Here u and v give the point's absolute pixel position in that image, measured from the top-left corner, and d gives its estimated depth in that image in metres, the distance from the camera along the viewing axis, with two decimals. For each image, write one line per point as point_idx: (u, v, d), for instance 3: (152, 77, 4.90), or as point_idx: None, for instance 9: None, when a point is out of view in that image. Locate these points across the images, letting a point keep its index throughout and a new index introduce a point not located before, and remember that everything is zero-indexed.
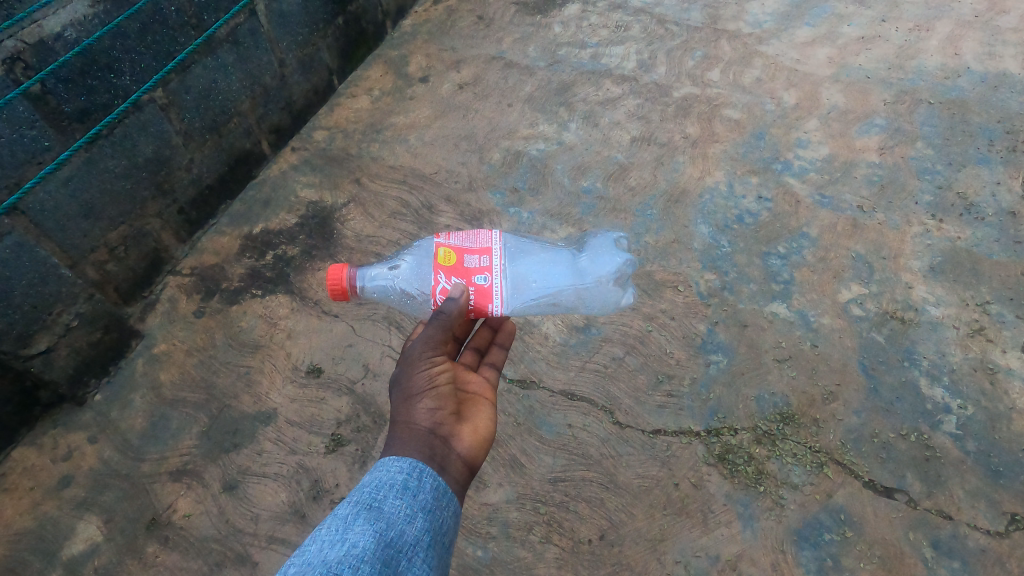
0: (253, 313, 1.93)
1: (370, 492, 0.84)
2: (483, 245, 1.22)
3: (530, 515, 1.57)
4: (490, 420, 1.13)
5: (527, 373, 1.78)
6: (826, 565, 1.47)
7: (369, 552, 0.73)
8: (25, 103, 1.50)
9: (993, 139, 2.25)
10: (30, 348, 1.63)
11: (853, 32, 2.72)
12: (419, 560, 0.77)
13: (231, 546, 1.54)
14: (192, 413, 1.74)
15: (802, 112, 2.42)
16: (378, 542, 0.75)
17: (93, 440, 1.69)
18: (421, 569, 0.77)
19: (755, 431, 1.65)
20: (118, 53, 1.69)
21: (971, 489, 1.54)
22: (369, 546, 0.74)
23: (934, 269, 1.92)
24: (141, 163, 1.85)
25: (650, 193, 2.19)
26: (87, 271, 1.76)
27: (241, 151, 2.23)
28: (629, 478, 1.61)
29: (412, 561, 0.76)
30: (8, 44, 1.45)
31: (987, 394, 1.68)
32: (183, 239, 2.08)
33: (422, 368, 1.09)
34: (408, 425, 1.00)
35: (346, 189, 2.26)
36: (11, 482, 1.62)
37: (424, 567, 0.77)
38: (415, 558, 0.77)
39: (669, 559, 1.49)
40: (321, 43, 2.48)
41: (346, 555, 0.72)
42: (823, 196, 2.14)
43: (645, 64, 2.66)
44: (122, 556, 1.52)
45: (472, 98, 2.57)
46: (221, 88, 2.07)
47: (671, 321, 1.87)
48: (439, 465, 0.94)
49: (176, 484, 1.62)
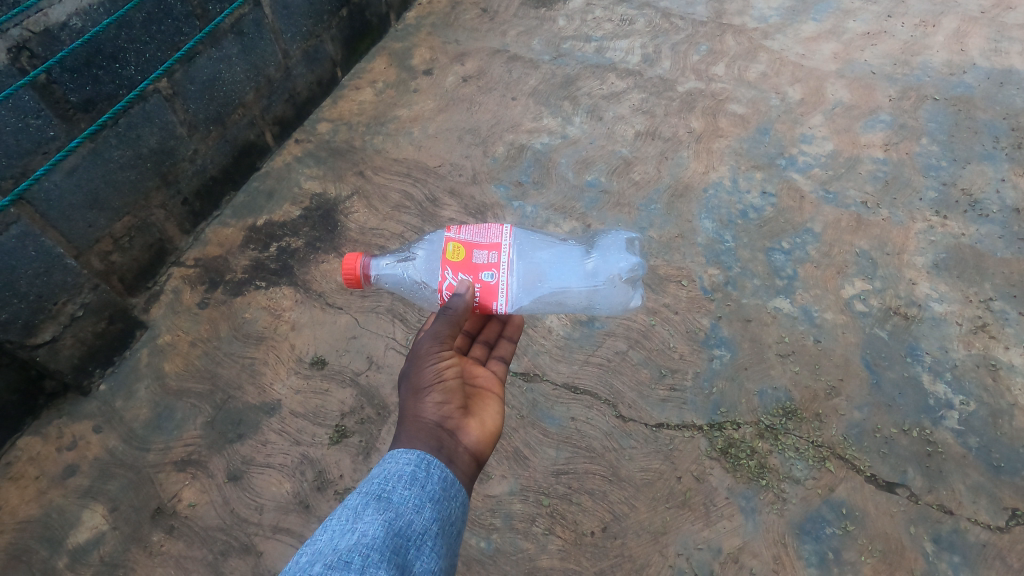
0: (257, 305, 1.93)
1: (379, 483, 0.85)
2: (492, 240, 1.19)
3: (533, 507, 1.57)
4: (497, 414, 1.14)
5: (530, 367, 1.79)
6: (827, 558, 1.47)
7: (379, 540, 0.74)
8: (31, 93, 1.49)
9: (999, 136, 2.25)
10: (36, 338, 1.62)
11: (858, 28, 2.71)
12: (428, 548, 0.78)
13: (236, 536, 1.55)
14: (196, 404, 1.74)
15: (806, 108, 2.41)
16: (387, 531, 0.76)
17: (97, 429, 1.70)
18: (430, 557, 0.78)
19: (758, 425, 1.66)
20: (123, 43, 1.68)
21: (972, 484, 1.55)
22: (379, 535, 0.75)
23: (938, 266, 1.92)
24: (146, 154, 1.85)
25: (654, 188, 2.19)
26: (92, 262, 1.78)
27: (245, 143, 2.23)
28: (631, 471, 1.61)
29: (421, 549, 0.77)
30: (13, 33, 1.43)
31: (989, 390, 1.68)
32: (187, 230, 2.08)
33: (430, 363, 1.09)
34: (416, 418, 1.00)
35: (350, 181, 2.26)
36: (17, 470, 1.63)
37: (433, 556, 0.78)
38: (424, 546, 0.78)
39: (670, 551, 1.50)
40: (325, 35, 2.47)
41: (356, 543, 0.72)
42: (827, 192, 2.13)
43: (650, 59, 2.65)
44: (127, 544, 1.53)
45: (477, 91, 2.57)
46: (226, 79, 2.06)
47: (674, 315, 1.87)
48: (446, 457, 0.95)
49: (181, 474, 1.63)
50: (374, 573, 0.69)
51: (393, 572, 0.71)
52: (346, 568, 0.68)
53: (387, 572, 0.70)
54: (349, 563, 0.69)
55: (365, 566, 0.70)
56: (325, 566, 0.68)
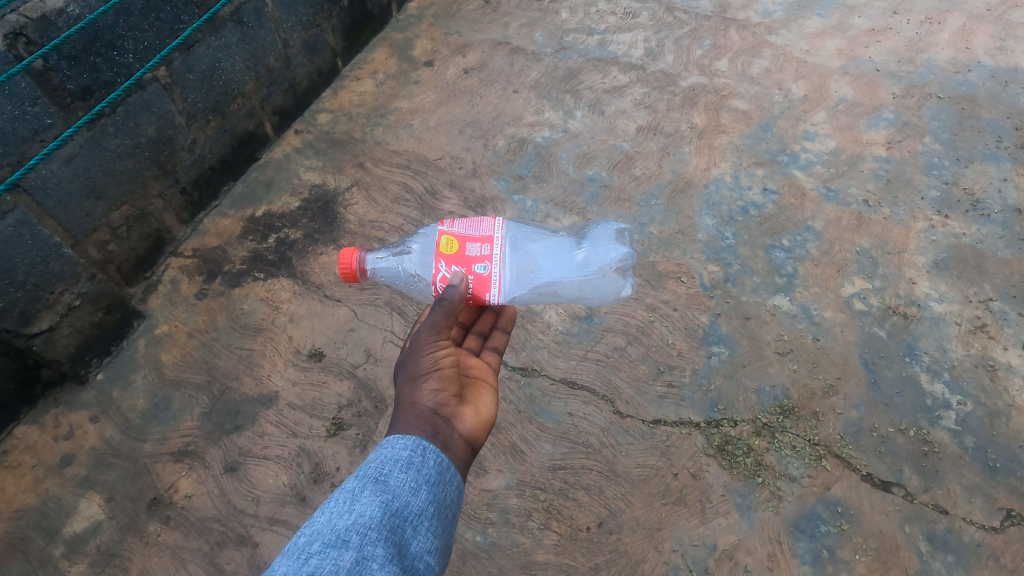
0: (255, 296, 1.93)
1: (376, 466, 0.85)
2: (485, 233, 1.20)
3: (529, 501, 1.58)
4: (492, 403, 1.13)
5: (528, 361, 1.79)
6: (822, 556, 1.48)
7: (376, 520, 0.75)
8: (28, 79, 1.48)
9: (1003, 135, 2.24)
10: (33, 327, 1.62)
11: (864, 24, 2.69)
12: (424, 529, 0.79)
13: (232, 527, 1.55)
14: (193, 395, 1.74)
15: (809, 105, 2.40)
16: (384, 511, 0.77)
17: (94, 419, 1.70)
18: (426, 538, 0.79)
19: (755, 423, 1.66)
20: (121, 30, 1.66)
21: (968, 485, 1.55)
22: (375, 515, 0.76)
23: (939, 265, 1.92)
24: (144, 143, 1.83)
25: (654, 183, 2.18)
26: (89, 251, 1.77)
27: (244, 133, 2.21)
28: (628, 467, 1.62)
29: (417, 529, 0.78)
30: (10, 19, 1.43)
31: (986, 390, 1.68)
32: (185, 220, 2.07)
33: (427, 351, 1.09)
34: (412, 405, 1.00)
35: (349, 173, 2.25)
36: (12, 459, 1.62)
37: (428, 536, 0.79)
38: (421, 527, 0.79)
39: (666, 547, 1.50)
40: (326, 25, 2.45)
41: (354, 523, 0.73)
42: (828, 189, 2.13)
43: (653, 53, 2.64)
44: (124, 534, 1.53)
45: (478, 83, 2.55)
46: (225, 68, 2.04)
47: (673, 312, 1.87)
48: (442, 443, 0.94)
49: (177, 465, 1.63)
50: (371, 551, 0.71)
51: (390, 551, 0.72)
52: (343, 547, 0.70)
53: (384, 550, 0.72)
54: (347, 542, 0.71)
55: (363, 545, 0.71)
56: (323, 545, 0.70)
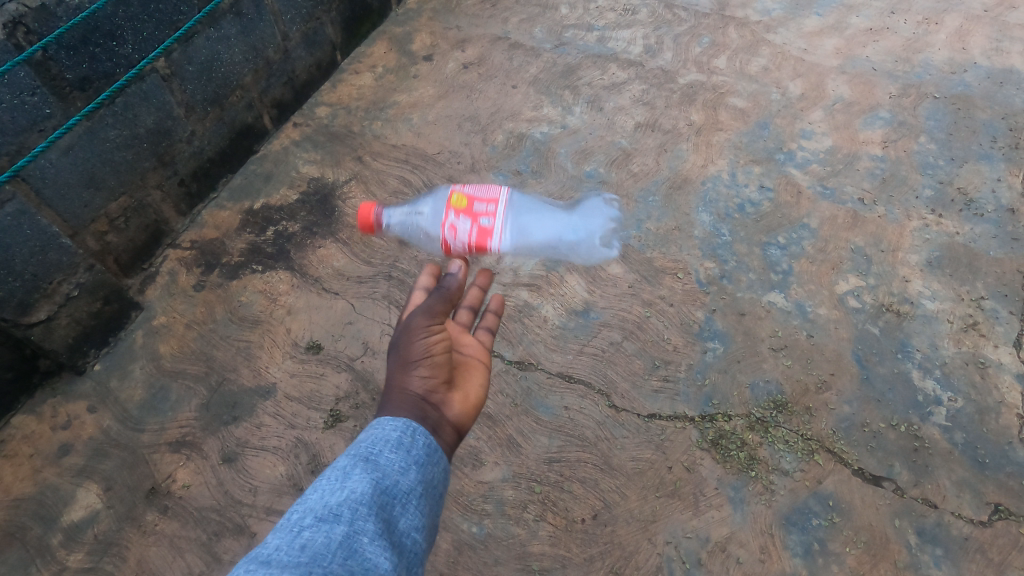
0: (254, 288, 1.93)
1: (367, 445, 0.86)
2: None
3: (524, 493, 1.59)
4: (482, 387, 1.14)
5: (525, 355, 1.80)
6: (813, 548, 1.50)
7: (366, 496, 0.77)
8: (28, 69, 1.48)
9: (997, 136, 2.25)
10: (31, 317, 1.62)
11: (862, 24, 2.71)
12: (413, 507, 0.81)
13: (230, 517, 1.56)
14: (191, 385, 1.75)
15: (807, 103, 2.41)
16: (375, 488, 0.78)
17: (92, 410, 1.70)
18: (414, 515, 0.80)
19: (749, 418, 1.68)
20: (120, 20, 1.66)
21: (957, 480, 1.57)
22: (367, 491, 0.77)
23: (931, 264, 1.93)
24: (143, 134, 1.84)
25: (653, 180, 2.19)
26: (87, 242, 1.77)
27: (242, 126, 2.21)
28: (623, 460, 1.63)
29: (406, 507, 0.80)
30: (10, 8, 1.43)
31: (976, 388, 1.70)
32: (183, 212, 2.07)
33: (419, 336, 1.09)
34: (402, 389, 1.00)
35: (347, 166, 2.25)
36: (11, 448, 1.63)
37: (415, 514, 0.80)
38: (410, 505, 0.80)
39: (659, 539, 1.52)
40: (325, 18, 2.45)
41: (345, 498, 0.75)
42: (824, 187, 2.14)
43: (652, 49, 2.65)
44: (122, 523, 1.54)
45: (477, 78, 2.55)
46: (224, 59, 2.04)
47: (669, 307, 1.89)
48: (429, 429, 0.96)
49: (176, 455, 1.64)
50: (362, 526, 0.73)
51: (380, 526, 0.74)
52: (335, 521, 0.72)
53: (374, 525, 0.74)
54: (338, 516, 0.72)
55: (354, 519, 0.73)
56: (315, 519, 0.72)
